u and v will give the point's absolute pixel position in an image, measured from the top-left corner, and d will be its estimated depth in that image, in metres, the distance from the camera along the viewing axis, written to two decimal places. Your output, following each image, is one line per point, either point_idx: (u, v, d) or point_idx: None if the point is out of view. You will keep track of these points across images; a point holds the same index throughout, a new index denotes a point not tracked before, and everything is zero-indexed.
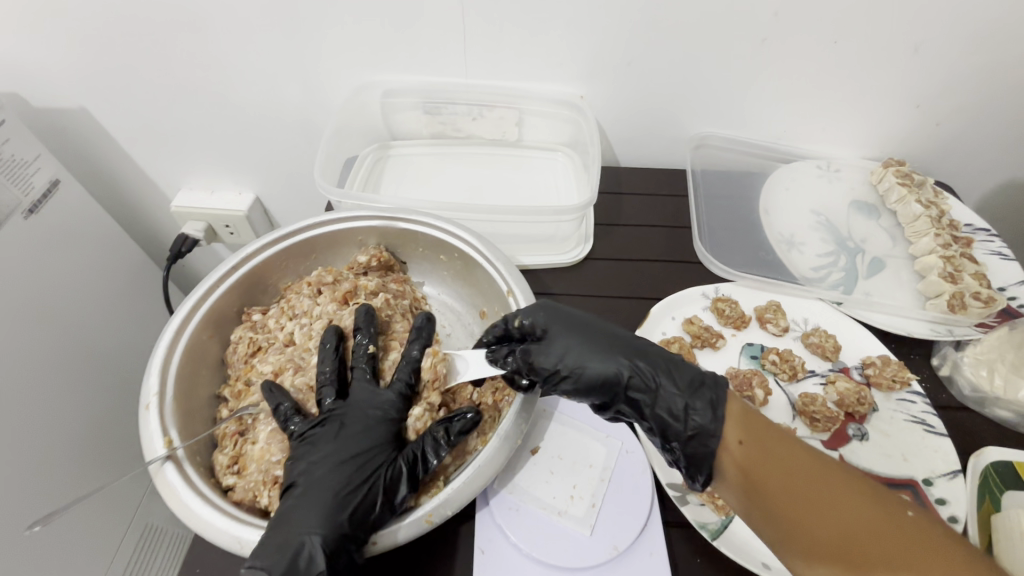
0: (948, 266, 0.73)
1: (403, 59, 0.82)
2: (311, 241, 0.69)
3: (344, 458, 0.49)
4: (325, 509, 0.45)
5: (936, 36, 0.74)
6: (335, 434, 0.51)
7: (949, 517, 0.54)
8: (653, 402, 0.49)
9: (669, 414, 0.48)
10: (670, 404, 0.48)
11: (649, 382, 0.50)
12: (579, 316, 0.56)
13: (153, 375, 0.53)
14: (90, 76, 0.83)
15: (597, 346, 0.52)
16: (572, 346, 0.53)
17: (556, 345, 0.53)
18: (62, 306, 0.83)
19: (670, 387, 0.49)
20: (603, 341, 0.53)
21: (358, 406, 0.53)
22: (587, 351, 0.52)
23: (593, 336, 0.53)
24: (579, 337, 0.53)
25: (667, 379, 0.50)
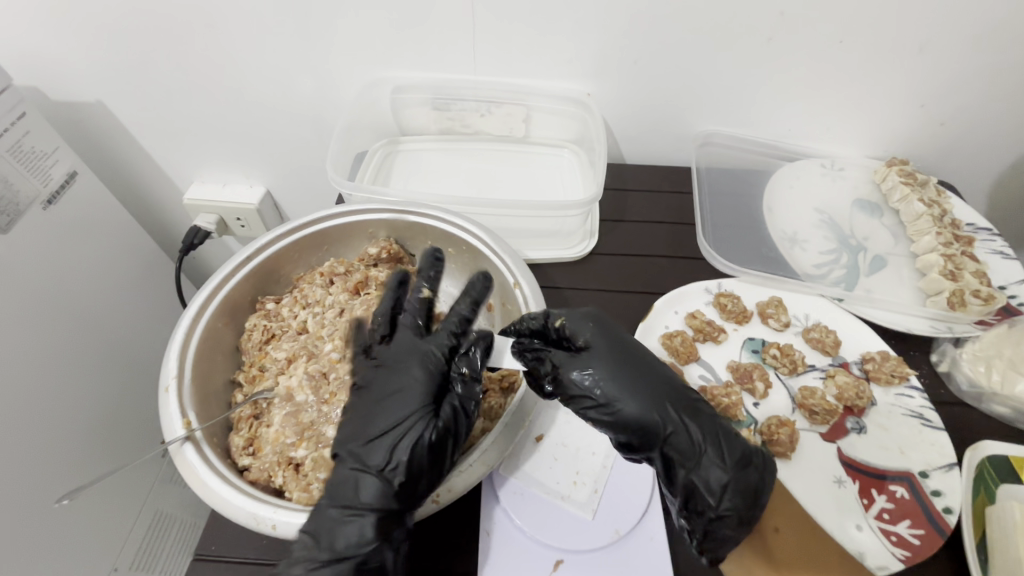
0: (949, 264, 0.74)
1: (414, 56, 0.83)
2: (323, 233, 0.70)
3: (393, 411, 0.50)
4: (378, 477, 0.47)
5: (940, 37, 0.74)
6: (385, 385, 0.51)
7: (943, 508, 0.55)
8: (690, 468, 0.48)
9: (703, 484, 0.48)
10: (709, 478, 0.48)
11: (695, 448, 0.48)
12: (634, 349, 0.53)
13: (172, 358, 0.55)
14: (108, 70, 0.85)
15: (650, 393, 0.50)
16: (626, 387, 0.50)
17: (610, 381, 0.50)
18: (77, 295, 0.85)
19: (714, 459, 0.48)
20: (649, 385, 0.50)
21: (409, 358, 0.52)
22: (630, 391, 0.50)
23: (648, 379, 0.51)
24: (634, 376, 0.50)
25: (714, 452, 0.48)
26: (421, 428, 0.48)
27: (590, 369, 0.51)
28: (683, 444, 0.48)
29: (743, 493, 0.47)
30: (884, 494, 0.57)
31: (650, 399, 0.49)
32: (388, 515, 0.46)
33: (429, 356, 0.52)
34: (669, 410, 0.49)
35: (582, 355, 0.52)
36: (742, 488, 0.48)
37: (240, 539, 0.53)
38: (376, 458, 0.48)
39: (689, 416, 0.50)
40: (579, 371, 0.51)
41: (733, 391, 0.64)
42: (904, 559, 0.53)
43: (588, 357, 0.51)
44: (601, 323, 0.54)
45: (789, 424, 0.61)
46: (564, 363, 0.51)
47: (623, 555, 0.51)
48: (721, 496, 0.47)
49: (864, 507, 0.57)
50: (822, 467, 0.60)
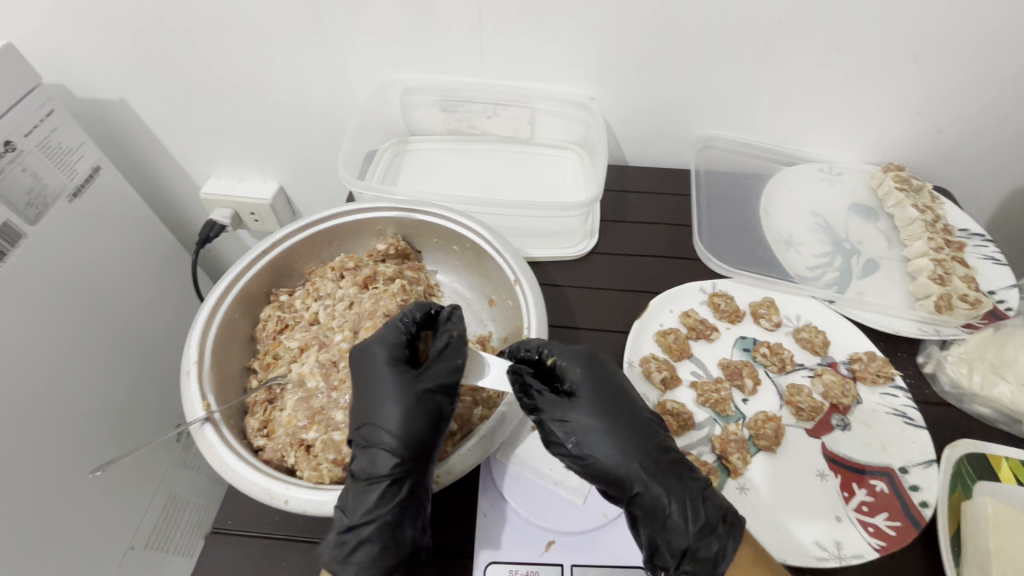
0: (938, 268, 0.76)
1: (423, 59, 0.86)
2: (335, 229, 0.74)
3: (379, 388, 0.52)
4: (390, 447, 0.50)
5: (935, 47, 0.76)
6: (359, 366, 0.54)
7: (920, 502, 0.58)
8: (652, 527, 0.50)
9: (663, 543, 0.50)
10: (671, 539, 0.50)
11: (660, 510, 0.50)
12: (620, 404, 0.53)
13: (193, 346, 0.59)
14: (131, 70, 0.89)
15: (624, 452, 0.51)
16: (601, 442, 0.51)
17: (587, 434, 0.52)
18: (100, 285, 0.89)
19: (678, 521, 0.50)
20: (624, 444, 0.51)
21: (369, 343, 0.55)
22: (603, 446, 0.51)
23: (625, 437, 0.52)
24: (610, 433, 0.52)
25: (679, 517, 0.50)
26: (409, 394, 0.51)
27: (569, 421, 0.52)
28: (648, 506, 0.50)
29: (703, 559, 0.49)
30: (864, 487, 0.60)
31: (623, 457, 0.51)
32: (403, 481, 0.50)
33: (391, 335, 0.55)
34: (639, 471, 0.50)
35: (565, 405, 0.53)
36: (701, 551, 0.49)
37: (253, 514, 0.57)
38: (382, 431, 0.50)
39: (659, 479, 0.50)
40: (558, 422, 0.52)
41: (721, 387, 0.67)
42: (879, 548, 0.55)
43: (570, 408, 0.53)
44: (594, 374, 0.54)
45: (775, 419, 0.64)
46: (546, 412, 0.53)
47: (610, 538, 0.54)
48: (678, 558, 0.49)
49: (844, 499, 0.59)
50: (805, 460, 0.62)
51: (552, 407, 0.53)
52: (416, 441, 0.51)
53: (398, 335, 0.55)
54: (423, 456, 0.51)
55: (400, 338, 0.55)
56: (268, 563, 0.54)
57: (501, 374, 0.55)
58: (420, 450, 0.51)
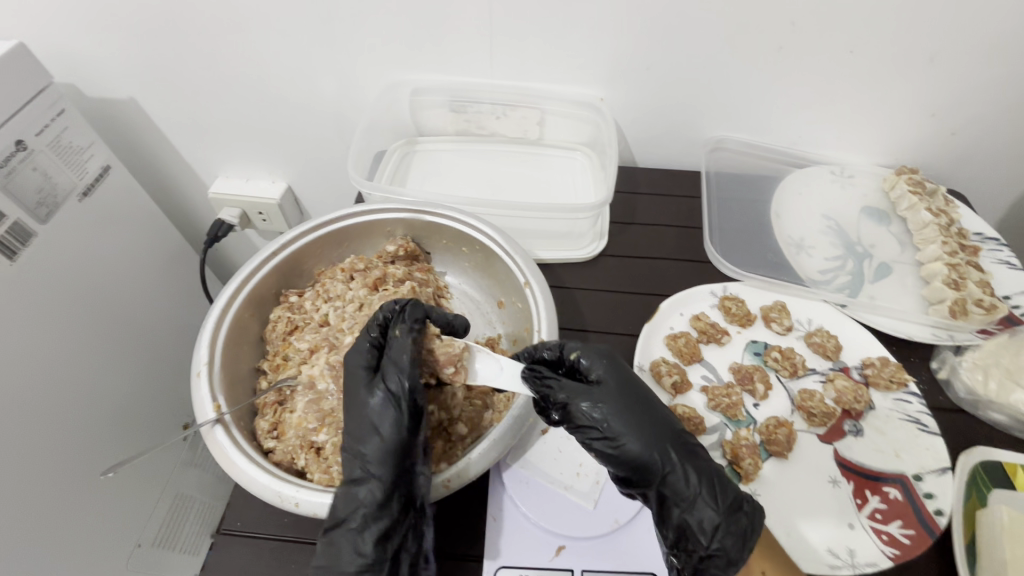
0: (953, 273, 0.75)
1: (432, 60, 0.86)
2: (344, 230, 0.74)
3: (357, 403, 0.52)
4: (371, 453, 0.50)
5: (951, 49, 0.75)
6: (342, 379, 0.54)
7: (935, 510, 0.57)
8: (683, 508, 0.50)
9: (695, 524, 0.49)
10: (703, 518, 0.49)
11: (690, 489, 0.49)
12: (642, 389, 0.53)
13: (203, 347, 0.59)
14: (141, 69, 0.89)
15: (655, 432, 0.51)
16: (631, 423, 0.51)
17: (617, 416, 0.51)
18: (109, 283, 0.90)
19: (709, 499, 0.49)
20: (653, 425, 0.51)
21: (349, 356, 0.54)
22: (635, 427, 0.51)
23: (652, 419, 0.51)
24: (639, 415, 0.51)
25: (710, 495, 0.49)
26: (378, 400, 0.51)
27: (599, 404, 0.51)
28: (679, 485, 0.49)
29: (734, 537, 0.49)
30: (877, 494, 0.59)
31: (652, 439, 0.50)
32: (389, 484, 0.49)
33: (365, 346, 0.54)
34: (669, 452, 0.50)
35: (593, 389, 0.52)
36: (732, 528, 0.49)
37: (262, 516, 0.57)
38: (362, 442, 0.50)
39: (689, 459, 0.50)
40: (588, 404, 0.51)
41: (732, 392, 0.67)
42: (893, 557, 0.55)
43: (598, 392, 0.52)
44: (615, 362, 0.54)
45: (786, 425, 0.64)
46: (574, 396, 0.52)
47: (621, 543, 0.54)
48: (711, 536, 0.49)
49: (857, 506, 0.59)
50: (818, 466, 0.62)
51: (580, 391, 0.52)
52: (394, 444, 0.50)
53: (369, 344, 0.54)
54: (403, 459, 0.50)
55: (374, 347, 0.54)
56: (278, 566, 0.54)
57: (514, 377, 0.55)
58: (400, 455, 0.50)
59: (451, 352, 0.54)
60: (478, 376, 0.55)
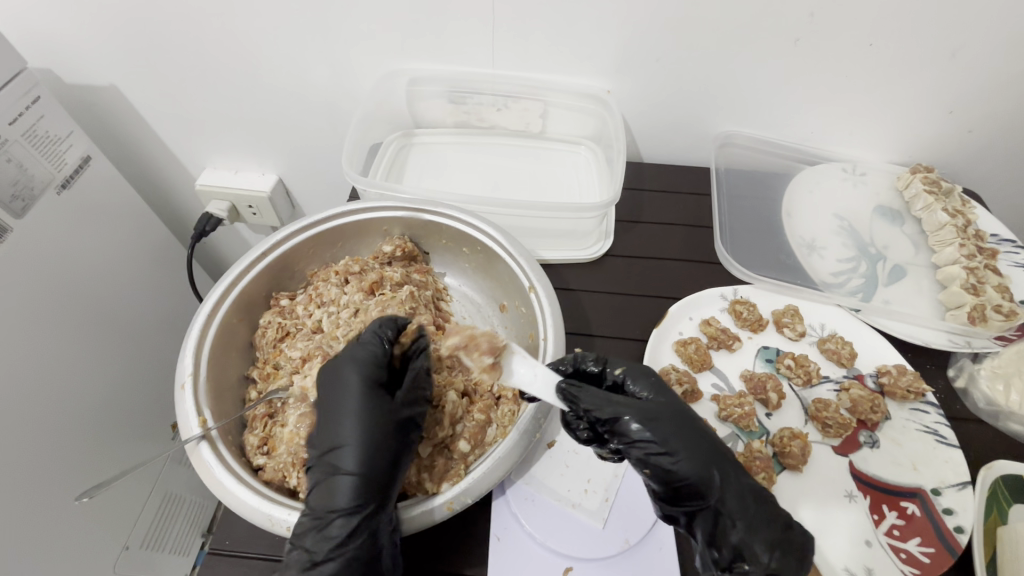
0: (971, 277, 0.73)
1: (431, 49, 0.82)
2: (339, 229, 0.70)
3: (336, 418, 0.50)
4: (349, 456, 0.48)
5: (975, 43, 0.72)
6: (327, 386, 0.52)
7: (955, 527, 0.55)
8: (741, 527, 0.48)
9: (752, 544, 0.48)
10: (760, 537, 0.48)
11: (746, 507, 0.48)
12: (689, 408, 0.52)
13: (187, 356, 0.55)
14: (120, 53, 0.83)
15: (708, 450, 0.49)
16: (686, 440, 0.49)
17: (673, 433, 0.49)
18: (95, 283, 0.86)
19: (762, 517, 0.48)
20: (706, 443, 0.49)
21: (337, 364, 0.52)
22: (689, 445, 0.48)
23: (704, 435, 0.50)
24: (692, 432, 0.49)
25: (763, 514, 0.48)
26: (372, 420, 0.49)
27: (653, 420, 0.49)
28: (738, 502, 0.48)
29: (791, 558, 0.48)
30: (895, 510, 0.57)
31: (708, 457, 0.48)
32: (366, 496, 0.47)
33: (360, 357, 0.53)
34: (724, 469, 0.49)
35: (643, 405, 0.50)
36: (789, 549, 0.48)
37: (252, 534, 0.54)
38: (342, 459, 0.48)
39: (739, 477, 0.49)
40: (641, 420, 0.49)
41: (745, 401, 0.64)
42: None
43: (651, 408, 0.50)
44: (660, 381, 0.54)
45: (801, 437, 0.61)
46: (628, 413, 0.49)
47: (633, 564, 0.52)
48: (770, 555, 0.47)
49: (875, 522, 0.57)
50: (833, 480, 0.60)
51: (633, 407, 0.49)
52: (377, 457, 0.48)
53: (363, 354, 0.53)
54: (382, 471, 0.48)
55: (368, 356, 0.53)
56: None
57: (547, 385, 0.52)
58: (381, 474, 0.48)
59: (495, 343, 0.54)
60: (514, 378, 0.53)
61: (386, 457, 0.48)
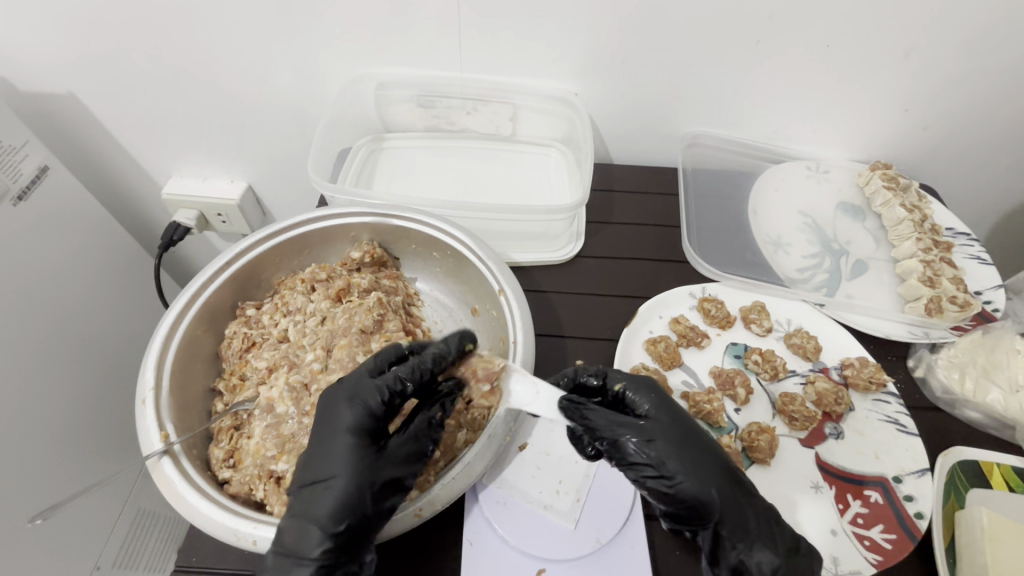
0: (927, 270, 0.75)
1: (398, 54, 0.81)
2: (306, 236, 0.69)
3: (331, 454, 0.48)
4: (333, 496, 0.46)
5: (925, 44, 0.74)
6: (322, 425, 0.50)
7: (915, 513, 0.57)
8: (740, 548, 0.49)
9: (753, 566, 0.49)
10: (761, 560, 0.48)
11: (749, 529, 0.49)
12: (693, 428, 0.52)
13: (148, 370, 0.54)
14: (75, 58, 0.81)
15: (707, 472, 0.50)
16: (685, 461, 0.50)
17: (671, 454, 0.50)
18: (56, 298, 0.83)
19: (763, 542, 0.49)
20: (705, 464, 0.50)
21: (338, 398, 0.51)
22: (688, 468, 0.49)
23: (705, 456, 0.51)
24: (691, 452, 0.50)
25: (767, 540, 0.49)
26: (354, 456, 0.48)
27: (652, 441, 0.50)
28: (738, 523, 0.49)
29: None
30: (859, 498, 0.59)
31: (707, 479, 0.49)
32: (344, 528, 0.45)
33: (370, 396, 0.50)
34: (724, 490, 0.49)
35: (643, 426, 0.51)
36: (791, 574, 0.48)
37: (220, 549, 0.53)
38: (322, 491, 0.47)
39: (740, 499, 0.50)
40: (639, 442, 0.50)
41: (714, 397, 0.65)
42: (876, 563, 0.54)
43: (650, 428, 0.51)
44: (665, 398, 0.54)
45: (769, 430, 0.62)
46: (626, 433, 0.50)
47: (605, 563, 0.52)
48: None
49: (840, 511, 0.58)
50: (800, 472, 0.61)
51: (631, 427, 0.51)
52: (360, 497, 0.46)
53: (375, 403, 0.50)
54: (359, 515, 0.46)
55: (375, 405, 0.50)
56: None
57: (551, 404, 0.52)
58: (363, 517, 0.46)
59: (491, 369, 0.54)
60: (514, 398, 0.53)
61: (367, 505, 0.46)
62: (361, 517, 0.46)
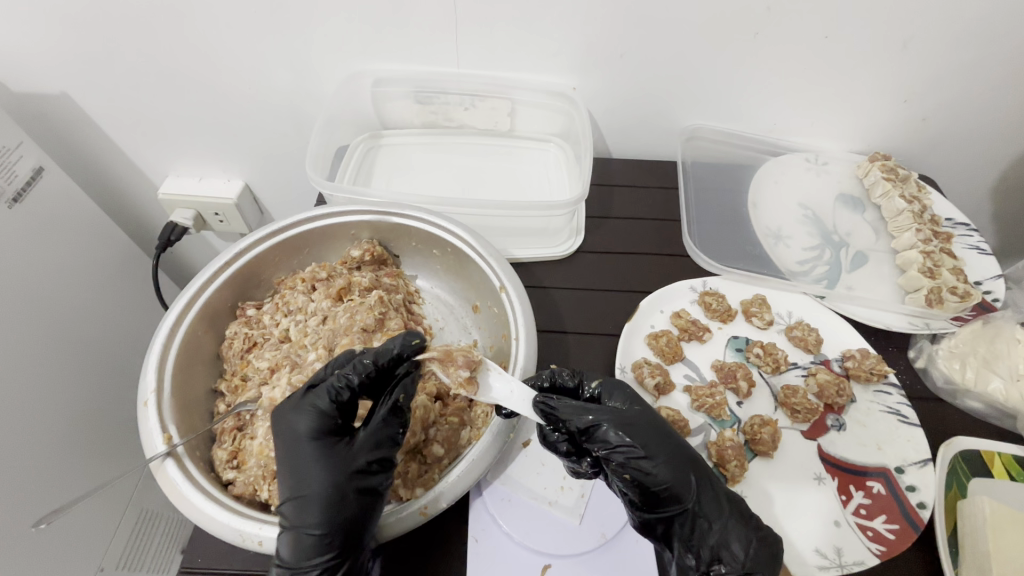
0: (928, 261, 0.75)
1: (394, 50, 0.81)
2: (305, 235, 0.69)
3: (302, 467, 0.49)
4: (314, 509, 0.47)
5: (925, 34, 0.74)
6: (282, 441, 0.50)
7: (918, 503, 0.57)
8: (716, 528, 0.50)
9: (728, 545, 0.49)
10: (733, 538, 0.49)
11: (721, 508, 0.50)
12: (661, 418, 0.53)
13: (150, 372, 0.54)
14: (68, 58, 0.80)
15: (681, 456, 0.51)
16: (662, 446, 0.50)
17: (649, 439, 0.50)
18: (52, 300, 0.82)
19: (733, 520, 0.50)
20: (678, 450, 0.51)
21: (286, 411, 0.51)
22: (665, 451, 0.50)
23: (676, 443, 0.51)
24: (667, 438, 0.51)
25: (737, 519, 0.50)
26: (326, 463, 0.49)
27: (631, 427, 0.50)
28: (710, 503, 0.50)
29: (768, 557, 0.49)
30: (862, 490, 0.59)
31: (681, 464, 0.50)
32: (337, 532, 0.46)
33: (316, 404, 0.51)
34: (695, 473, 0.50)
35: (619, 414, 0.51)
36: (764, 547, 0.49)
37: (225, 550, 0.53)
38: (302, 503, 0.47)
39: (707, 482, 0.51)
40: (619, 428, 0.50)
41: (716, 391, 0.65)
42: (880, 554, 0.54)
43: (627, 415, 0.51)
44: (632, 392, 0.55)
45: (772, 423, 0.62)
46: (606, 420, 0.50)
47: (610, 558, 0.52)
48: (746, 554, 0.49)
49: (843, 503, 0.58)
50: (802, 464, 0.61)
51: (608, 415, 0.51)
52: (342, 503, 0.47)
53: (324, 404, 0.51)
54: (348, 516, 0.47)
55: (325, 406, 0.51)
56: None
57: (522, 401, 0.52)
58: (352, 516, 0.47)
59: (471, 358, 0.54)
60: (491, 392, 0.53)
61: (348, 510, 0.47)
62: (347, 520, 0.47)
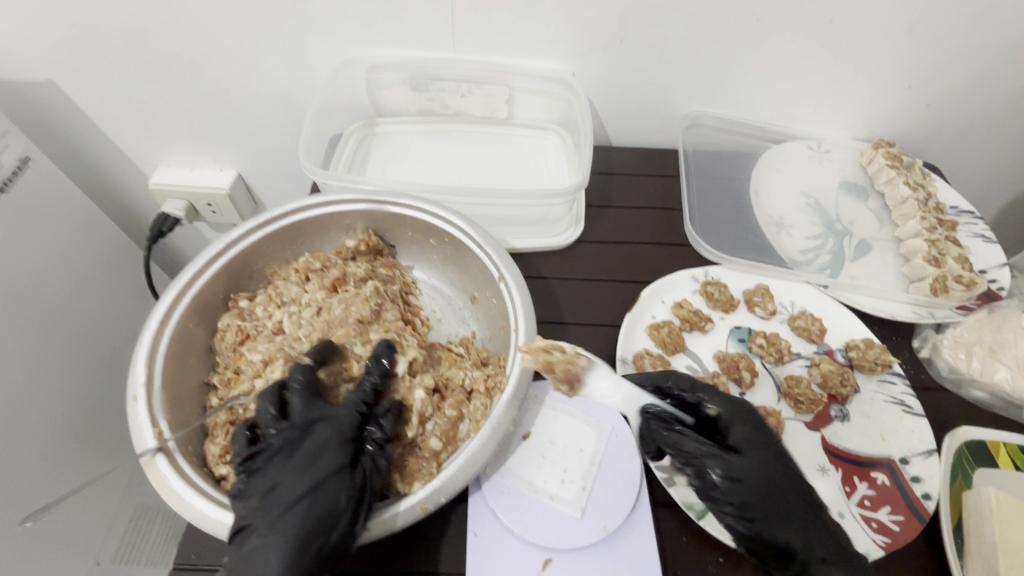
0: (932, 249, 0.74)
1: (389, 35, 0.79)
2: (298, 225, 0.67)
3: (293, 464, 0.49)
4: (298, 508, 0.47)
5: (933, 17, 0.72)
6: (287, 438, 0.50)
7: (923, 494, 0.56)
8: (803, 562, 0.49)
9: None
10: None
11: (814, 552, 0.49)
12: (785, 464, 0.54)
13: (139, 365, 0.53)
14: (52, 43, 0.78)
15: (782, 504, 0.51)
16: (766, 494, 0.52)
17: (752, 485, 0.52)
18: (40, 293, 0.80)
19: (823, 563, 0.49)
20: (785, 497, 0.52)
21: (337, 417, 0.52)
22: (768, 499, 0.51)
23: (785, 490, 0.52)
24: (779, 485, 0.52)
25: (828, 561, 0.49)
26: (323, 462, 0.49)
27: (735, 473, 0.52)
28: (807, 550, 0.50)
29: None
30: (865, 481, 0.58)
31: (789, 510, 0.51)
32: (313, 531, 0.46)
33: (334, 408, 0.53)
34: (796, 519, 0.51)
35: (728, 457, 0.53)
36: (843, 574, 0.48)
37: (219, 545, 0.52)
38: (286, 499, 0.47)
39: (808, 529, 0.51)
40: (723, 472, 0.52)
41: (718, 382, 0.65)
42: (884, 545, 0.53)
43: (735, 460, 0.53)
44: (762, 432, 0.56)
45: (774, 416, 0.62)
46: (712, 461, 0.53)
47: (611, 552, 0.51)
48: None
49: (846, 494, 0.57)
50: (804, 455, 0.61)
51: (716, 455, 0.53)
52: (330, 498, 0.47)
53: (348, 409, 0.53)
54: (336, 514, 0.46)
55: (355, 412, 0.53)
56: None
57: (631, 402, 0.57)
58: (336, 514, 0.46)
59: (571, 372, 0.55)
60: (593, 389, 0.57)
61: (329, 508, 0.46)
62: (332, 520, 0.46)
